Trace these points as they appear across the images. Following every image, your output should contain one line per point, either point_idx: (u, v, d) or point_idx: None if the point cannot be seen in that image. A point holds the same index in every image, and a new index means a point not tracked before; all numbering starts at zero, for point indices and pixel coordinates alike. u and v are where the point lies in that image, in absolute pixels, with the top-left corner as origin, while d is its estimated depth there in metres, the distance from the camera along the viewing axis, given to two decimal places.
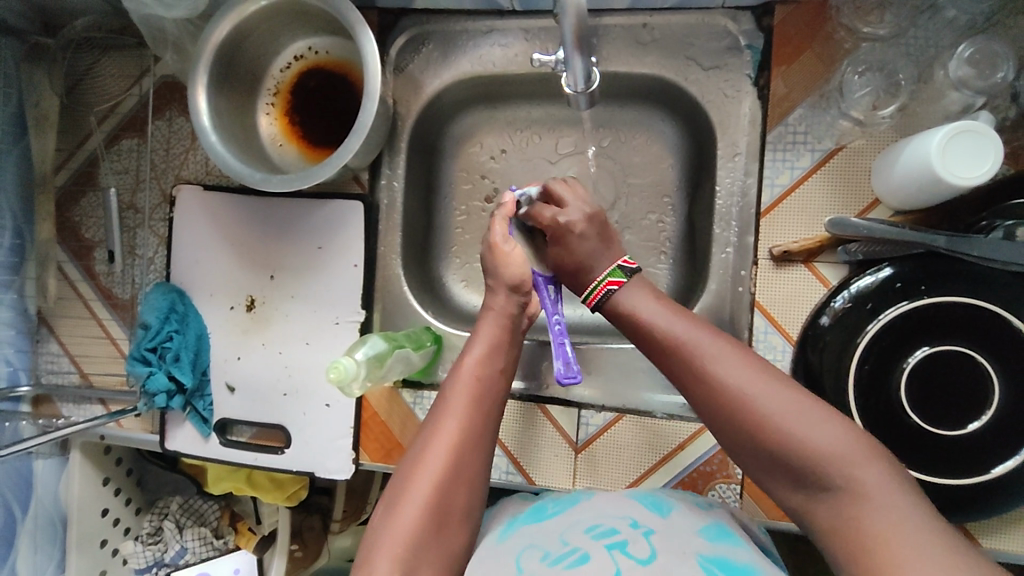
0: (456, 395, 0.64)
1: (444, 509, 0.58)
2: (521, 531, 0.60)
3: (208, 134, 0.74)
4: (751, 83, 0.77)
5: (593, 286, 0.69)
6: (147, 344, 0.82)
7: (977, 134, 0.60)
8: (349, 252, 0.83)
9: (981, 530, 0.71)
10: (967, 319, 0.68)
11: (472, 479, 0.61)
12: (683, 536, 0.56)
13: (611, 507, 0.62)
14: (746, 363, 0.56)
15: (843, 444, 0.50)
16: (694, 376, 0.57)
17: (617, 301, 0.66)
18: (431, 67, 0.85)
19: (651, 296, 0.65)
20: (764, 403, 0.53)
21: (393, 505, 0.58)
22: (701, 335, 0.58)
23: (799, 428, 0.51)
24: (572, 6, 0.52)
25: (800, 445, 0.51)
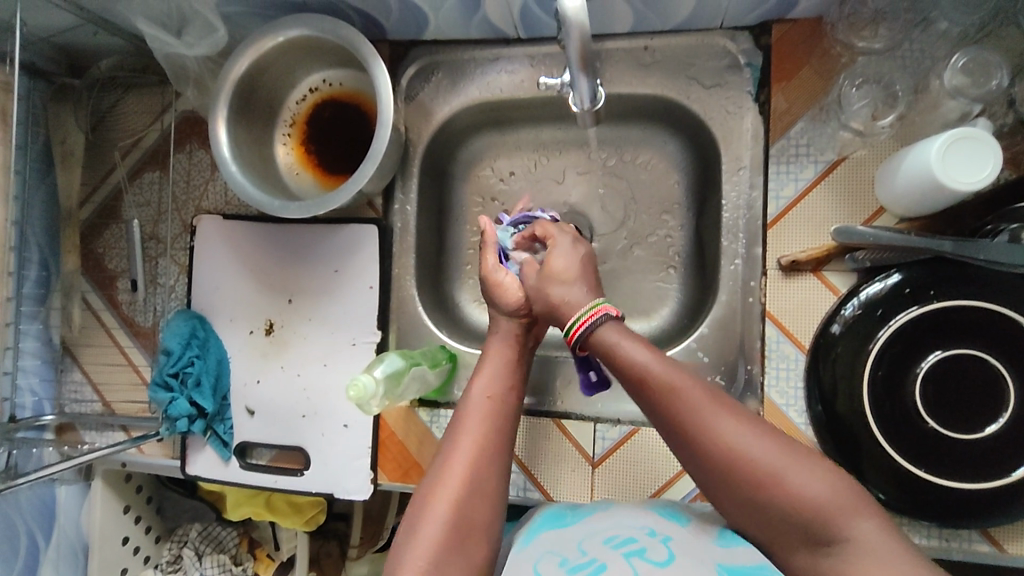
0: (467, 419, 0.66)
1: (466, 527, 0.59)
2: (538, 539, 0.63)
3: (228, 164, 0.77)
4: (752, 99, 0.79)
5: (575, 319, 0.67)
6: (170, 369, 0.84)
7: (975, 140, 0.61)
8: (364, 275, 0.85)
9: (1007, 536, 0.70)
10: (980, 322, 0.68)
11: (495, 504, 0.62)
12: (700, 546, 0.56)
13: (629, 516, 0.63)
14: (735, 418, 0.57)
15: (834, 491, 0.52)
16: (683, 431, 0.58)
17: (599, 336, 0.66)
18: (441, 95, 0.88)
19: (627, 333, 0.65)
20: (753, 455, 0.54)
21: (415, 523, 0.59)
22: (689, 385, 0.58)
23: (791, 475, 0.53)
24: (575, 28, 0.54)
25: (794, 499, 0.52)
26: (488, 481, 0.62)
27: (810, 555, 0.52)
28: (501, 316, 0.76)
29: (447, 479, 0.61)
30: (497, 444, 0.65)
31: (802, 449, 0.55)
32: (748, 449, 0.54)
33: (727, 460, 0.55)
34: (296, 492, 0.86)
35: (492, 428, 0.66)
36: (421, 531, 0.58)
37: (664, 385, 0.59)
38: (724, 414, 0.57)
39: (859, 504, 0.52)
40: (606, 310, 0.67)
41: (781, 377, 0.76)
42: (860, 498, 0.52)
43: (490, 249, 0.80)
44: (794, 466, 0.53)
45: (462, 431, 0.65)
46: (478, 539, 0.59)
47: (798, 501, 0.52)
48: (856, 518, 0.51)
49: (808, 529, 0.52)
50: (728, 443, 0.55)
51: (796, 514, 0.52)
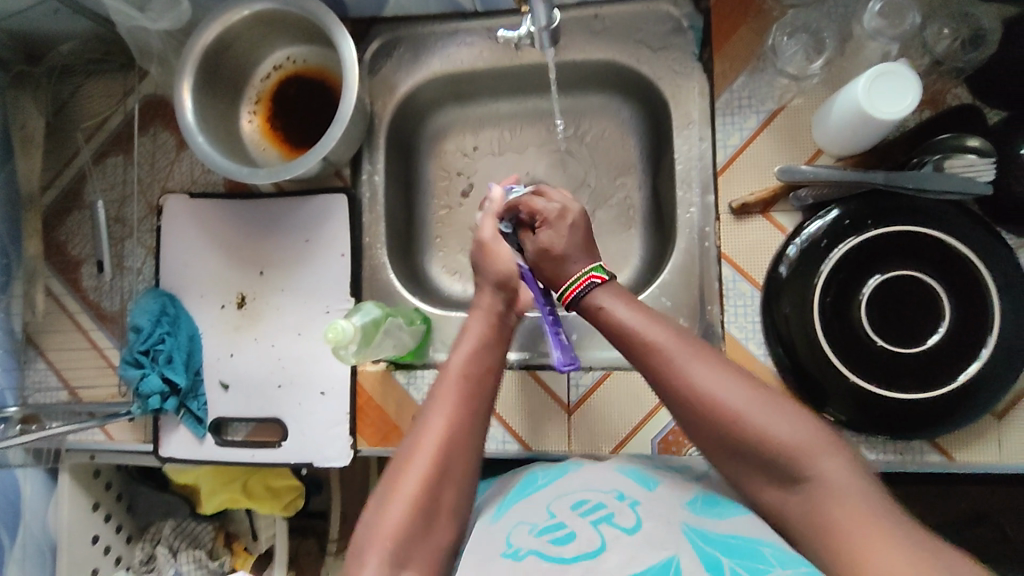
0: (442, 397, 0.64)
1: (434, 510, 0.59)
2: (510, 509, 0.64)
3: (193, 132, 0.79)
4: (696, 59, 0.85)
5: (568, 285, 0.70)
6: (140, 347, 0.83)
7: (897, 74, 0.68)
8: (336, 243, 0.87)
9: (954, 445, 0.76)
10: (914, 245, 0.75)
11: (461, 484, 0.61)
12: (668, 508, 0.59)
13: (596, 478, 0.65)
14: (709, 365, 0.59)
15: (802, 436, 0.55)
16: (658, 377, 0.60)
17: (590, 295, 0.68)
18: (404, 69, 0.92)
19: (616, 293, 0.67)
20: (728, 401, 0.57)
21: (382, 504, 0.59)
22: (666, 336, 0.61)
23: (763, 421, 0.56)
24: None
25: (769, 443, 0.55)
26: (456, 458, 0.61)
27: (779, 493, 0.56)
28: (488, 287, 0.72)
29: (415, 456, 0.60)
30: (468, 425, 0.63)
31: (777, 398, 0.58)
32: (726, 397, 0.57)
33: (702, 405, 0.57)
34: (274, 463, 0.85)
35: (463, 405, 0.63)
36: (387, 512, 0.58)
37: (644, 340, 0.62)
38: (700, 360, 0.59)
39: (825, 446, 0.55)
40: (593, 278, 0.68)
41: (739, 314, 0.81)
42: (827, 442, 0.56)
43: (489, 217, 0.77)
44: (766, 412, 0.56)
45: (433, 413, 0.63)
46: (446, 520, 0.60)
47: (770, 444, 0.55)
48: (821, 459, 0.54)
49: (778, 472, 0.56)
50: (704, 391, 0.58)
51: (769, 456, 0.55)
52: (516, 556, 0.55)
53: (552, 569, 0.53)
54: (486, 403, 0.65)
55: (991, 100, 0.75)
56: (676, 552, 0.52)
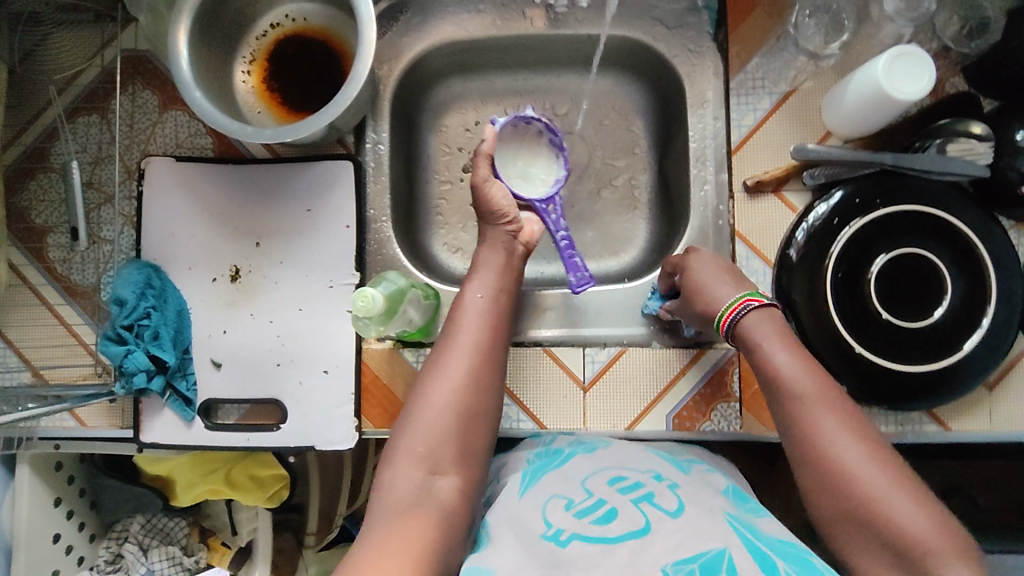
0: (466, 318, 0.71)
1: (463, 415, 0.65)
2: (538, 481, 0.65)
3: (188, 83, 0.72)
4: (711, 39, 0.86)
5: (726, 308, 0.68)
6: (123, 320, 0.76)
7: (912, 56, 0.70)
8: (340, 213, 0.82)
9: (949, 415, 0.79)
10: (919, 224, 0.77)
11: (489, 392, 0.68)
12: (708, 496, 0.60)
13: (628, 455, 0.68)
14: (853, 436, 0.58)
15: (935, 531, 0.52)
16: (793, 426, 0.60)
17: (747, 328, 0.66)
18: (412, 34, 0.88)
19: (778, 330, 0.65)
20: (861, 478, 0.56)
21: (415, 410, 0.65)
22: (816, 392, 0.60)
23: (889, 503, 0.54)
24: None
25: (898, 528, 0.53)
26: (479, 377, 0.68)
27: None
28: (490, 227, 0.77)
29: (439, 377, 0.67)
30: (486, 348, 0.70)
31: (912, 481, 0.56)
32: (856, 467, 0.56)
33: (830, 471, 0.57)
34: (272, 448, 0.80)
35: (481, 333, 0.70)
36: (420, 417, 0.65)
37: (793, 391, 0.61)
38: (847, 429, 0.58)
39: (960, 550, 0.52)
40: (749, 302, 0.67)
41: None
42: (959, 546, 0.52)
43: (484, 159, 0.78)
44: (900, 498, 0.54)
45: (455, 340, 0.70)
46: (477, 425, 0.66)
47: (892, 530, 0.53)
48: (948, 564, 0.51)
49: (900, 559, 0.53)
50: (833, 452, 0.57)
51: (896, 544, 0.53)
52: (559, 538, 0.55)
53: (598, 551, 0.53)
54: (499, 330, 0.72)
55: (988, 90, 0.79)
56: (726, 543, 0.52)
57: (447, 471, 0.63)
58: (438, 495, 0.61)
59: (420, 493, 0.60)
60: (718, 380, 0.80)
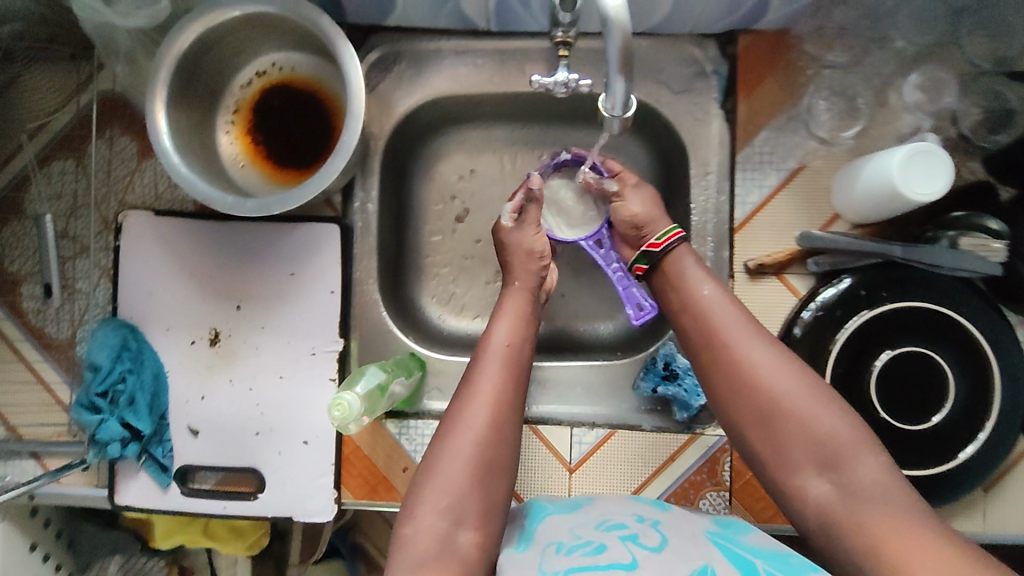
0: (489, 363, 0.68)
1: (487, 468, 0.62)
2: (531, 539, 0.62)
3: (170, 156, 0.69)
4: (719, 106, 0.81)
5: (664, 232, 0.74)
6: (98, 388, 0.73)
7: (932, 155, 0.66)
8: (326, 279, 0.79)
9: (941, 514, 0.78)
10: (927, 322, 0.75)
11: (511, 444, 0.65)
12: (689, 523, 0.63)
13: (613, 505, 0.67)
14: (767, 348, 0.63)
15: (850, 432, 0.58)
16: (720, 359, 0.64)
17: (675, 257, 0.73)
18: (404, 86, 0.84)
19: (697, 264, 0.72)
20: (773, 382, 0.61)
21: (436, 461, 0.62)
22: (732, 315, 0.66)
23: (801, 407, 0.60)
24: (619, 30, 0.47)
25: (814, 430, 0.59)
26: (501, 427, 0.64)
27: (817, 482, 0.58)
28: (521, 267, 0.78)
29: (462, 422, 0.64)
30: (507, 393, 0.66)
31: (824, 389, 0.61)
32: (769, 377, 0.61)
33: (746, 380, 0.62)
34: (250, 517, 0.79)
35: (504, 377, 0.67)
36: (442, 470, 0.61)
37: (719, 322, 0.66)
38: (763, 344, 0.64)
39: (869, 445, 0.58)
40: (681, 233, 0.74)
41: None
42: (866, 438, 0.58)
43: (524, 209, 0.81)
44: (812, 400, 0.60)
45: (476, 383, 0.67)
46: (501, 477, 0.63)
47: (811, 430, 0.59)
48: (856, 455, 0.57)
49: (822, 458, 0.58)
50: (752, 365, 0.62)
51: (814, 440, 0.59)
52: None
53: None
54: (521, 375, 0.69)
55: (1007, 179, 0.75)
56: (708, 559, 0.55)
57: (468, 527, 0.59)
58: (459, 551, 0.58)
59: (441, 550, 0.57)
60: (708, 467, 0.78)
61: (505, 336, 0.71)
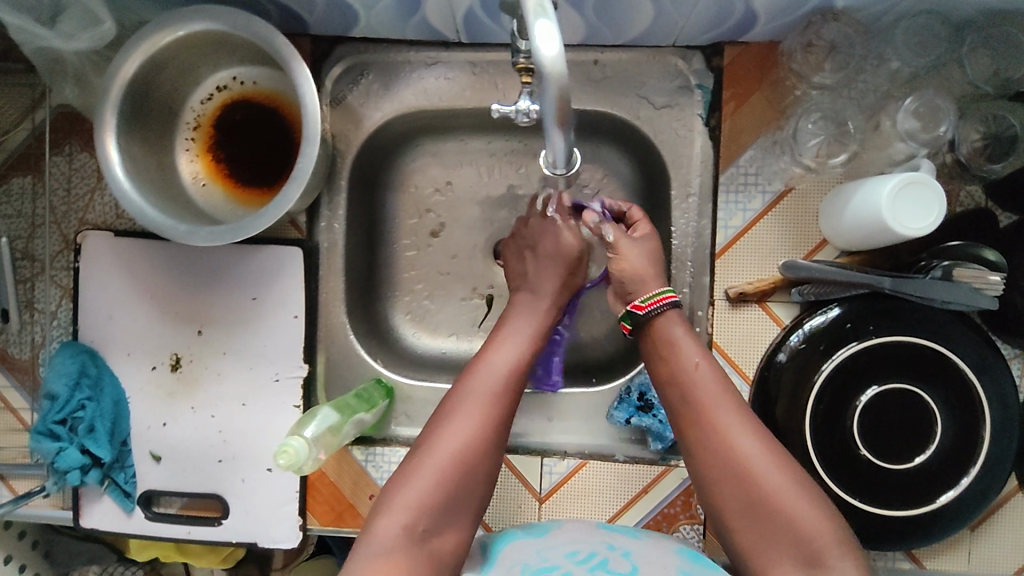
0: (493, 360, 0.67)
1: (471, 469, 0.60)
2: (496, 560, 0.61)
3: (120, 183, 0.66)
4: (703, 123, 0.77)
5: (654, 294, 0.68)
6: (55, 416, 0.72)
7: (923, 186, 0.62)
8: (288, 303, 0.77)
9: (925, 552, 0.75)
10: (913, 358, 0.71)
11: (499, 448, 0.63)
12: (657, 560, 0.59)
13: (580, 531, 0.64)
14: (750, 430, 0.60)
15: (828, 529, 0.56)
16: (700, 430, 0.61)
17: (662, 325, 0.67)
18: (372, 100, 0.80)
19: (687, 332, 0.67)
20: (753, 467, 0.58)
21: (425, 451, 0.61)
22: (716, 389, 0.63)
23: (782, 498, 0.57)
24: (553, 85, 0.44)
25: (794, 521, 0.56)
26: (494, 431, 0.63)
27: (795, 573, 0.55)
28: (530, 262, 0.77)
29: (449, 426, 0.62)
30: (501, 405, 0.64)
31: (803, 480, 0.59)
32: (757, 465, 0.59)
33: (727, 462, 0.59)
34: (214, 542, 0.78)
35: (501, 387, 0.65)
36: (427, 461, 0.60)
37: (702, 389, 0.63)
38: (745, 426, 0.61)
39: (846, 544, 0.56)
40: (673, 298, 0.68)
41: None
42: (845, 537, 0.56)
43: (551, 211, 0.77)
44: (792, 490, 0.57)
45: (472, 390, 0.64)
46: (482, 483, 0.61)
47: (790, 523, 0.56)
48: (835, 554, 0.55)
49: (801, 551, 0.55)
50: (733, 448, 0.59)
51: (790, 533, 0.56)
52: None
53: None
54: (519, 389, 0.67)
55: (1006, 203, 0.71)
56: None
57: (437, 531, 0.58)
58: (423, 560, 0.56)
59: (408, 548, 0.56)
60: (683, 501, 0.76)
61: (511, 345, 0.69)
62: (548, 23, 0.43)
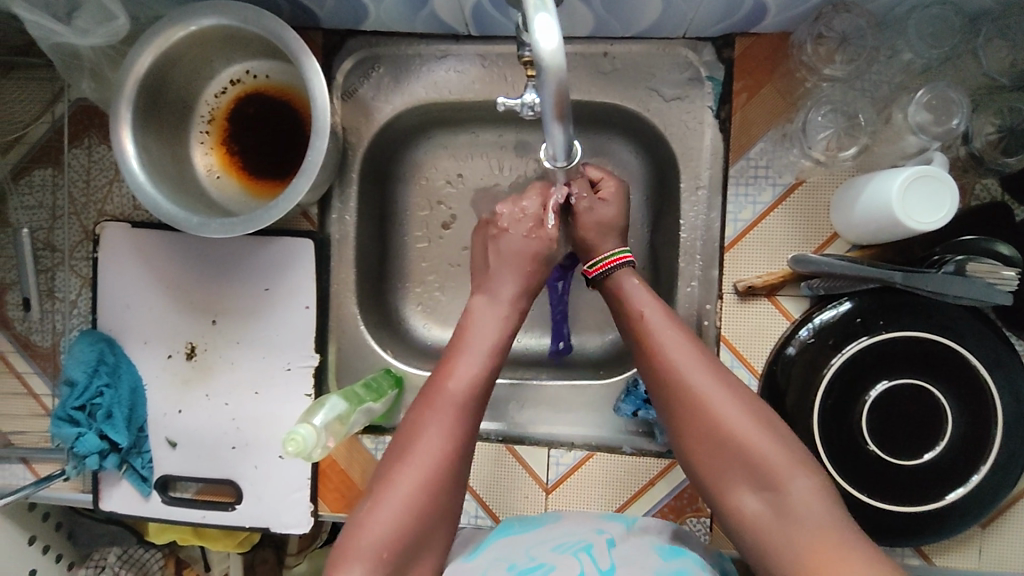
0: (442, 391, 0.62)
1: (427, 511, 0.58)
2: (486, 549, 0.62)
3: (135, 175, 0.68)
4: (713, 115, 0.76)
5: (606, 256, 0.71)
6: (74, 402, 0.74)
7: (936, 179, 0.61)
8: (300, 294, 0.78)
9: (934, 549, 0.75)
10: (924, 353, 0.70)
11: (452, 490, 0.60)
12: (641, 555, 0.59)
13: (574, 524, 0.65)
14: (707, 366, 0.61)
15: (782, 451, 0.56)
16: (657, 371, 0.62)
17: (615, 278, 0.70)
18: (383, 93, 0.81)
19: (640, 283, 0.69)
20: (711, 400, 0.59)
21: (373, 505, 0.57)
22: (673, 330, 0.63)
23: (739, 426, 0.57)
24: (551, 78, 0.43)
25: (750, 449, 0.56)
26: (446, 468, 0.59)
27: (753, 498, 0.56)
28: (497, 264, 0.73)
29: (410, 460, 0.59)
30: (460, 435, 0.61)
31: (761, 410, 0.59)
32: (706, 394, 0.59)
33: (684, 397, 0.60)
34: (227, 527, 0.80)
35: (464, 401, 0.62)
36: (380, 511, 0.56)
37: (657, 330, 0.63)
38: (701, 363, 0.61)
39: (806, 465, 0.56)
40: (626, 258, 0.71)
41: None
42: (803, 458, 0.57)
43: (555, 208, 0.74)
44: (748, 417, 0.58)
45: (437, 409, 0.61)
46: (437, 521, 0.58)
47: (745, 451, 0.57)
48: (792, 476, 0.55)
49: (758, 478, 0.56)
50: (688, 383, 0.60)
51: (748, 460, 0.56)
52: None
53: None
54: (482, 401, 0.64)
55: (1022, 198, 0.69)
56: None
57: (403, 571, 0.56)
58: None
59: None
60: (689, 494, 0.76)
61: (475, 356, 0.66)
62: (547, 16, 0.43)
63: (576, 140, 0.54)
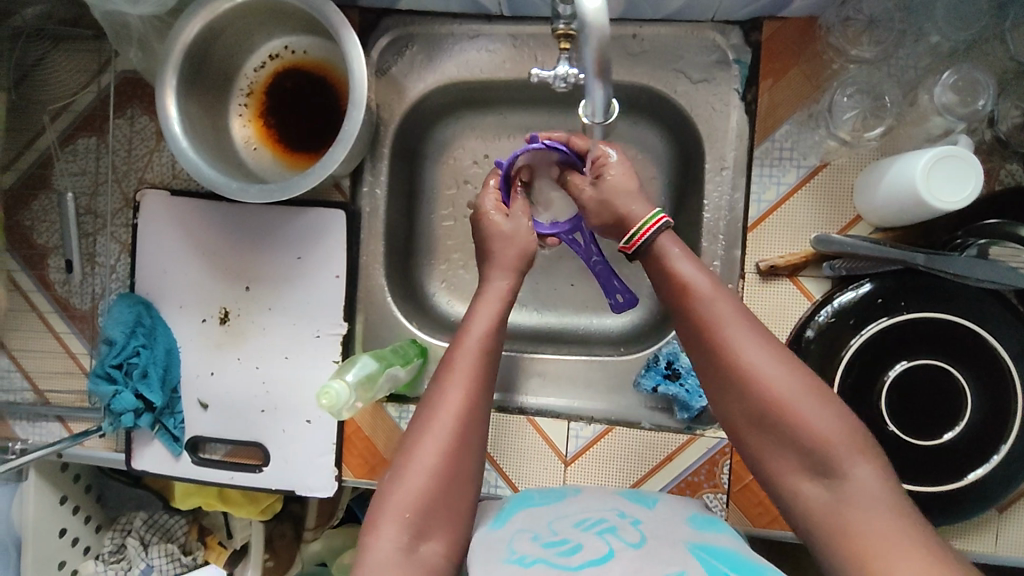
0: (461, 363, 0.62)
1: (455, 478, 0.57)
2: (509, 519, 0.61)
3: (178, 141, 0.70)
4: (739, 97, 0.78)
5: (639, 226, 0.66)
6: (111, 360, 0.77)
7: (960, 160, 0.62)
8: (331, 263, 0.80)
9: (951, 531, 0.75)
10: (945, 333, 0.71)
11: (476, 457, 0.60)
12: (669, 528, 0.58)
13: (597, 500, 0.64)
14: (759, 339, 0.58)
15: (838, 429, 0.54)
16: (706, 342, 0.60)
17: (657, 244, 0.65)
18: (415, 70, 0.83)
19: (684, 250, 0.65)
20: (765, 375, 0.56)
21: (399, 475, 0.57)
22: (723, 299, 0.60)
23: (795, 404, 0.55)
24: (595, 32, 0.46)
25: (806, 428, 0.54)
26: (467, 436, 0.59)
27: (807, 481, 0.54)
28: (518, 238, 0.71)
29: (432, 429, 0.58)
30: (477, 403, 0.61)
31: (820, 388, 0.57)
32: (760, 368, 0.57)
33: (735, 370, 0.57)
34: (255, 488, 0.82)
35: (474, 377, 0.62)
36: (408, 480, 0.56)
37: (708, 298, 0.60)
38: (754, 335, 0.58)
39: (862, 446, 0.54)
40: (662, 220, 0.66)
41: None
42: (862, 441, 0.54)
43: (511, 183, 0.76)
44: (805, 396, 0.55)
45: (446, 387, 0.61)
46: (464, 487, 0.58)
47: (800, 430, 0.54)
48: (851, 461, 0.53)
49: (814, 462, 0.54)
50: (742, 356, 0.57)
51: (803, 441, 0.54)
52: (522, 562, 0.51)
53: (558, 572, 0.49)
54: (491, 374, 0.64)
55: None
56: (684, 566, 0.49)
57: (433, 535, 0.55)
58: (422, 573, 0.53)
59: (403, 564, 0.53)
60: (706, 470, 0.77)
61: (481, 331, 0.65)
62: None
63: (614, 99, 0.56)
